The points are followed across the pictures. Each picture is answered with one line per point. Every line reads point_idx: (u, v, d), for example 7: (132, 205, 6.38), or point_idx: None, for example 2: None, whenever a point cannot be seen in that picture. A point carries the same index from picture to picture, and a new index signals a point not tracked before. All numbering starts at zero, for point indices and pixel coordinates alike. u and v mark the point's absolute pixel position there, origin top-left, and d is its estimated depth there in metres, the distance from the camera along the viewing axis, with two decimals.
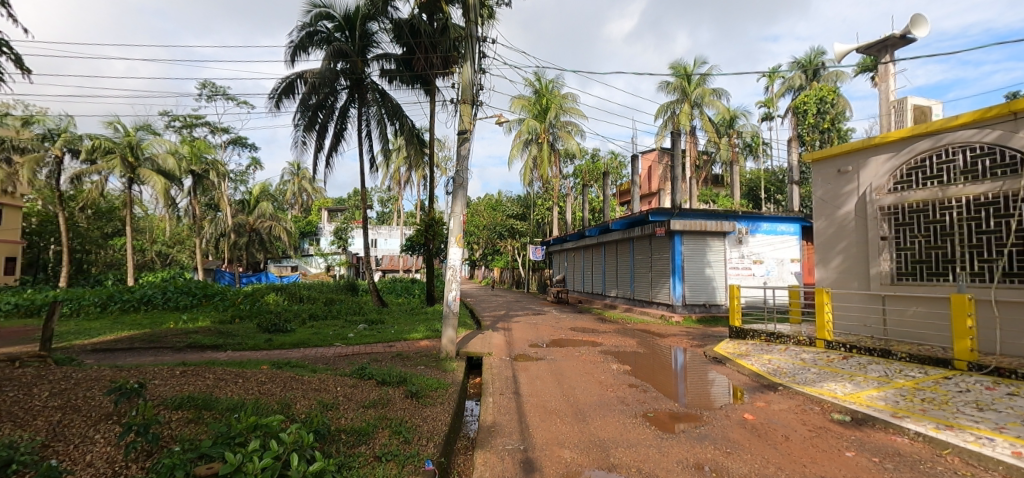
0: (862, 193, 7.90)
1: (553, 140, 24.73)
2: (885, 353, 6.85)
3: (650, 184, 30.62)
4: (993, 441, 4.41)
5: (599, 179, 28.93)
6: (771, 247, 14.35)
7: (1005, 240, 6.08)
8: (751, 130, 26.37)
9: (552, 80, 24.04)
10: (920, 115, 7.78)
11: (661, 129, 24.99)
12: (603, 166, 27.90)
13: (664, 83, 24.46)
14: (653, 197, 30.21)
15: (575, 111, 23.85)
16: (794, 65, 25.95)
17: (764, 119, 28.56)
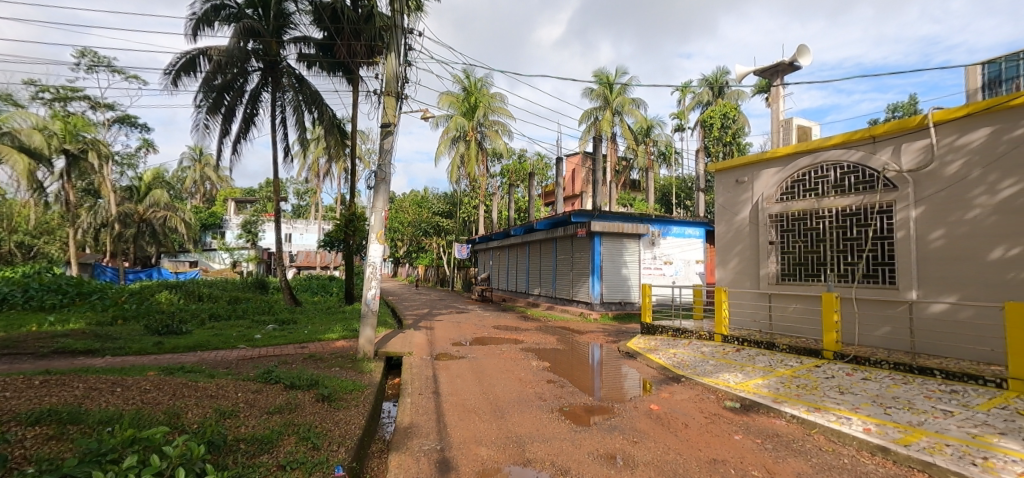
0: (755, 203, 8.75)
1: (480, 139, 24.85)
2: (770, 345, 7.62)
3: (573, 186, 31.79)
4: (850, 420, 5.13)
5: (525, 179, 29.50)
6: (680, 249, 15.48)
7: (864, 246, 7.04)
8: (665, 139, 28.23)
9: (481, 78, 24.08)
10: (803, 134, 8.80)
11: (584, 134, 25.90)
12: (529, 167, 28.51)
13: (587, 89, 25.43)
14: (576, 199, 31.41)
15: (503, 111, 24.06)
16: (703, 81, 28.12)
17: (676, 129, 30.70)
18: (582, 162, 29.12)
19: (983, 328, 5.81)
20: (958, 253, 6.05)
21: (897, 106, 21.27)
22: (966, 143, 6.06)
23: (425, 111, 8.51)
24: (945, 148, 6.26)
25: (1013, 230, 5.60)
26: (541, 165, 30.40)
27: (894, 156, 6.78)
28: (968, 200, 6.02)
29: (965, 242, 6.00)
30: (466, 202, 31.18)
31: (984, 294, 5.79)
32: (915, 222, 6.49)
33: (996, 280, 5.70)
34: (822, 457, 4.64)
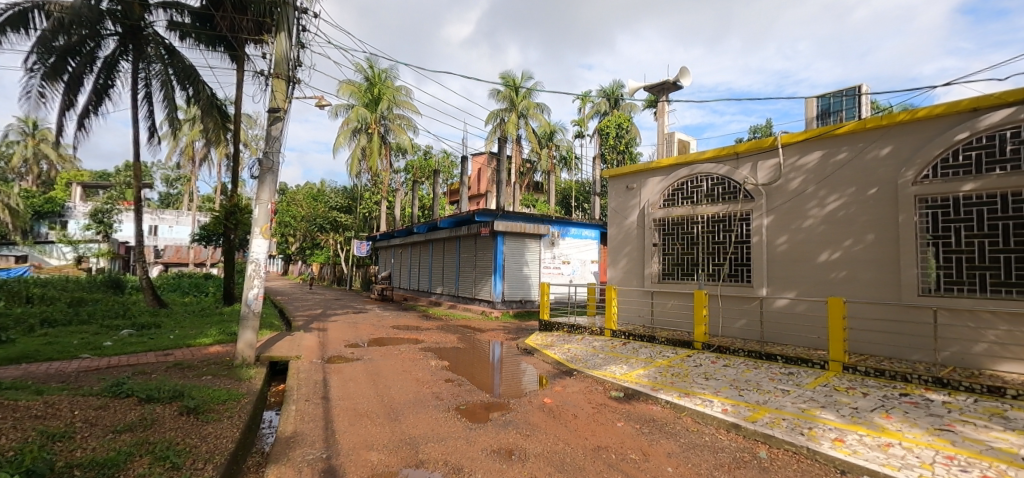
0: (642, 208, 9.51)
1: (383, 132, 24.12)
2: (651, 338, 8.34)
3: (479, 185, 32.08)
4: (712, 402, 5.83)
5: (430, 176, 29.22)
6: (577, 249, 16.32)
7: (728, 249, 8.03)
8: (567, 144, 29.55)
9: (385, 70, 23.35)
10: (683, 147, 9.79)
11: (490, 134, 26.13)
12: (434, 164, 28.42)
13: (494, 90, 25.85)
14: (482, 198, 31.75)
15: (408, 105, 23.53)
16: (601, 92, 29.94)
17: (577, 136, 32.34)
18: (489, 162, 29.44)
19: (813, 319, 6.93)
20: (797, 255, 7.12)
21: (757, 128, 24.60)
22: (804, 163, 7.13)
23: (320, 98, 8.01)
24: (789, 166, 7.32)
25: (834, 238, 6.74)
26: (447, 162, 30.50)
27: (752, 172, 7.80)
28: (804, 210, 7.09)
29: (801, 246, 7.07)
30: (367, 197, 29.79)
31: (815, 290, 6.90)
32: (766, 228, 7.51)
33: (823, 279, 6.82)
34: (691, 438, 5.19)
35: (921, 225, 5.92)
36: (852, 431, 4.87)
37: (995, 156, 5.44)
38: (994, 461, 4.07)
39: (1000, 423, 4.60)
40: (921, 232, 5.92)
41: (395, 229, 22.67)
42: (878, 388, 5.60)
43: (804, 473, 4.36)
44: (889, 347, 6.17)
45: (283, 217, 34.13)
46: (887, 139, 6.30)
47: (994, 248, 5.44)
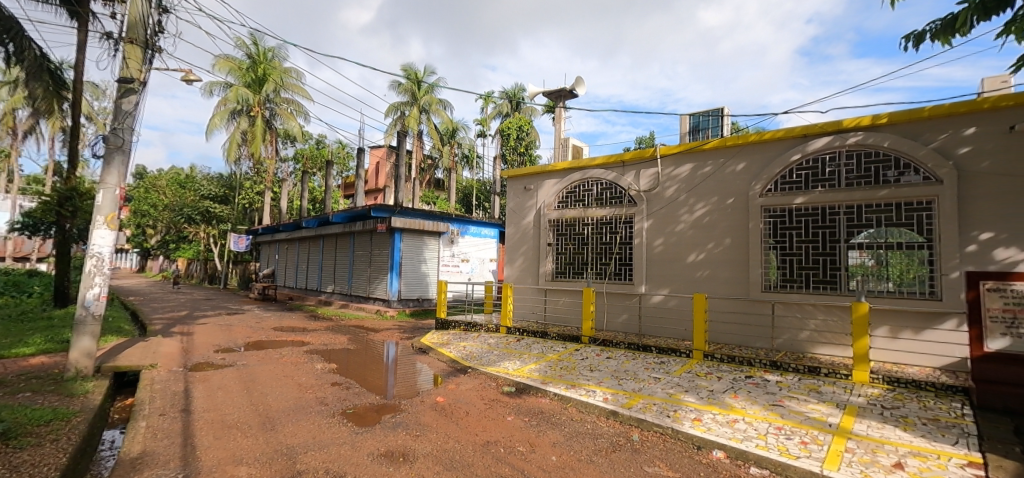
0: (538, 209, 9.88)
1: (269, 116, 22.39)
2: (543, 334, 8.69)
3: (377, 180, 30.87)
4: (595, 392, 6.26)
5: (322, 167, 27.55)
6: (476, 248, 16.41)
7: (615, 249, 8.67)
8: (469, 143, 29.23)
9: (272, 48, 21.59)
10: (577, 153, 10.36)
11: (389, 127, 25.41)
12: (327, 154, 27.19)
13: (395, 82, 25.19)
14: (380, 193, 30.65)
15: (298, 90, 21.92)
16: (503, 93, 30.10)
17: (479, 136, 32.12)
18: (388, 156, 28.40)
19: (682, 313, 7.75)
20: (671, 256, 7.91)
21: (642, 140, 26.91)
22: (678, 173, 7.94)
23: (188, 72, 7.13)
24: (665, 176, 8.09)
25: (700, 242, 7.59)
26: (342, 153, 29.54)
27: (635, 179, 8.50)
28: (677, 216, 7.89)
29: (674, 248, 7.86)
30: (248, 186, 26.96)
31: (683, 287, 7.73)
32: (645, 231, 8.23)
33: (690, 277, 7.65)
34: (573, 426, 5.54)
35: (765, 232, 6.92)
36: (707, 410, 5.55)
37: (819, 176, 6.54)
38: (809, 428, 4.92)
39: (816, 396, 5.56)
40: (765, 237, 6.92)
41: (281, 223, 20.86)
42: (730, 372, 6.45)
43: (668, 451, 4.87)
44: (739, 336, 7.13)
45: (141, 205, 29.63)
46: (742, 156, 7.24)
47: (816, 252, 6.55)
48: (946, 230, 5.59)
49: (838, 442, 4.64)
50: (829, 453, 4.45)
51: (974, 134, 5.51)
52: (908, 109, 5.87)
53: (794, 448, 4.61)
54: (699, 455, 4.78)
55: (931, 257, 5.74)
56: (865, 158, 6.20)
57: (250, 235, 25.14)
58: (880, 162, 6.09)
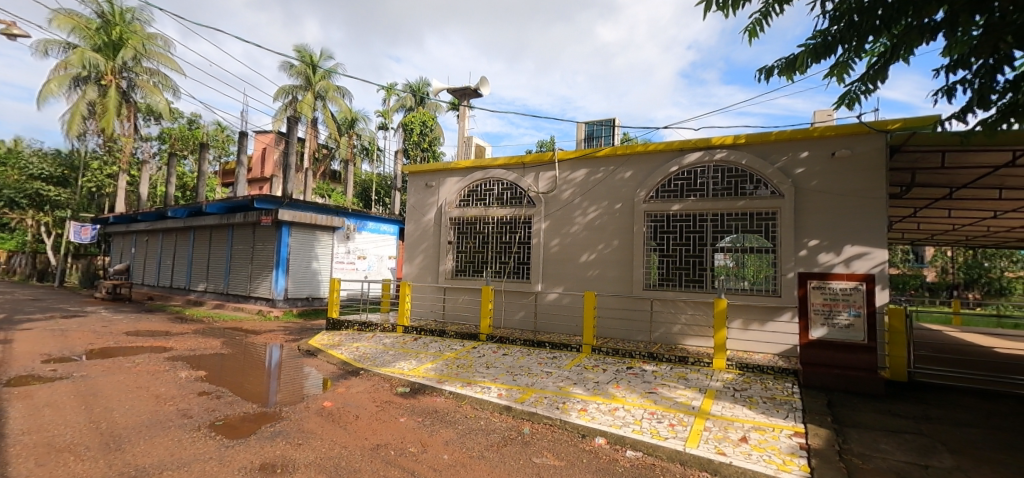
0: (439, 206, 9.77)
1: (126, 88, 19.78)
2: (441, 332, 8.62)
3: (263, 168, 28.27)
4: (489, 389, 6.37)
5: (196, 150, 24.47)
6: (374, 245, 15.64)
7: (514, 249, 8.89)
8: (370, 135, 27.35)
9: (131, 10, 19.05)
10: (480, 152, 10.46)
11: (279, 112, 23.38)
12: (203, 137, 24.28)
13: (286, 63, 23.29)
14: (267, 183, 28.13)
15: (165, 59, 19.07)
16: (407, 87, 28.98)
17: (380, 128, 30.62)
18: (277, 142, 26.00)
19: (575, 309, 8.21)
20: (565, 256, 8.32)
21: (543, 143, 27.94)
22: (574, 177, 8.37)
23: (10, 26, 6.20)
24: (562, 179, 8.50)
25: (592, 243, 8.09)
26: (222, 136, 26.56)
27: (535, 181, 8.81)
28: (572, 218, 8.32)
29: (569, 248, 8.28)
30: (96, 167, 22.99)
31: (576, 285, 8.17)
32: (543, 232, 8.56)
33: (582, 276, 8.12)
34: (465, 423, 5.57)
35: (647, 235, 7.58)
36: (592, 400, 5.94)
37: (692, 186, 7.33)
38: (677, 412, 5.51)
39: (683, 383, 6.23)
40: (647, 240, 7.59)
41: (139, 212, 18.12)
42: (614, 364, 6.96)
43: (555, 441, 5.12)
44: (623, 330, 7.74)
45: None
46: (630, 165, 7.86)
47: (688, 254, 7.33)
48: (785, 237, 6.57)
49: (699, 422, 5.26)
50: (691, 433, 5.02)
51: (807, 157, 6.55)
52: (760, 133, 6.81)
53: (663, 430, 5.13)
54: (583, 442, 5.10)
55: (775, 260, 6.71)
56: (727, 173, 7.08)
57: (100, 224, 21.48)
58: (739, 177, 7.00)
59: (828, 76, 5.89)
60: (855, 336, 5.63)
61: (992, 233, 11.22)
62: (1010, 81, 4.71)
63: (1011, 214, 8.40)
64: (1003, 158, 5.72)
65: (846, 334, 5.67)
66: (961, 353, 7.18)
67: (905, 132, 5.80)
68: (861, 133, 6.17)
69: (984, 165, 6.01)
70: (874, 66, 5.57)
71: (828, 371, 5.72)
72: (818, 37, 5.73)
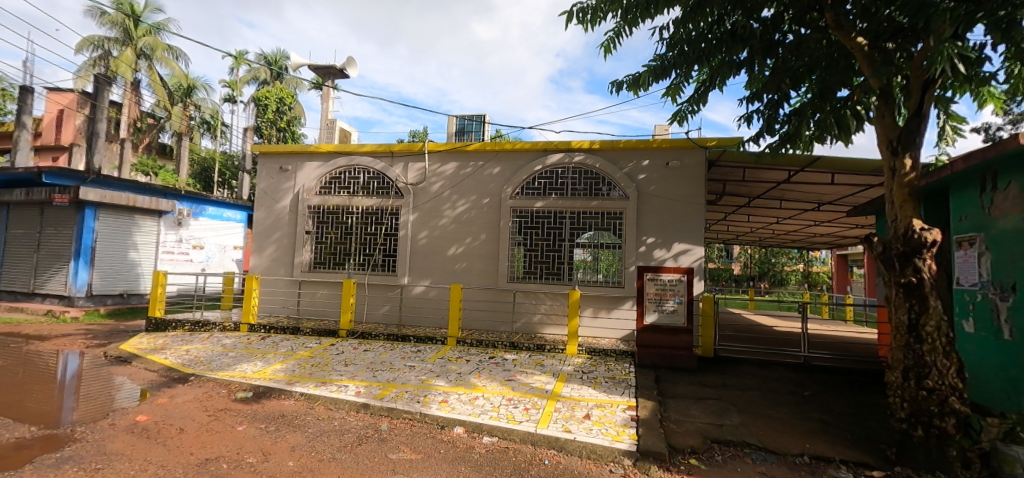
0: (296, 192, 8.99)
1: None
2: (295, 330, 7.97)
3: (60, 134, 22.82)
4: (347, 387, 6.05)
5: None
6: (214, 232, 14.12)
7: (379, 240, 8.56)
8: (212, 107, 24.04)
9: None
10: (344, 137, 9.88)
11: (83, 68, 19.11)
12: None
13: (95, 9, 19.09)
14: (65, 153, 22.70)
15: None
16: (261, 57, 25.65)
17: (226, 99, 26.90)
18: (80, 105, 21.07)
19: (441, 302, 8.24)
20: (433, 248, 8.27)
21: (416, 134, 27.31)
22: (443, 170, 8.36)
23: None
24: (431, 172, 8.42)
25: (460, 236, 8.17)
26: None
27: (403, 171, 8.57)
28: (441, 211, 8.30)
29: (437, 241, 8.26)
30: None
31: (443, 278, 8.19)
32: (411, 224, 8.40)
33: (450, 269, 8.17)
34: (316, 425, 5.20)
35: (513, 229, 7.93)
36: (453, 391, 6.01)
37: (553, 185, 7.84)
38: (531, 396, 5.86)
39: (539, 369, 6.66)
40: (513, 235, 7.93)
41: None
42: (477, 354, 7.14)
43: (414, 435, 5.06)
44: (487, 321, 8.01)
45: None
46: (498, 161, 8.11)
47: (549, 248, 7.83)
48: (629, 235, 7.41)
49: (550, 404, 5.68)
50: (542, 415, 5.39)
51: (648, 165, 7.45)
52: (611, 140, 7.55)
53: (518, 414, 5.42)
54: (442, 433, 5.12)
55: (621, 254, 7.53)
56: (584, 174, 7.72)
57: None
58: (593, 179, 7.69)
59: (664, 97, 6.73)
60: (677, 320, 6.60)
61: (775, 235, 14.10)
62: (787, 115, 5.93)
63: (788, 220, 10.65)
64: (784, 176, 7.19)
65: (671, 319, 6.61)
66: (750, 330, 8.92)
67: (719, 149, 6.94)
68: (688, 147, 7.22)
69: (771, 180, 7.49)
70: (698, 92, 6.52)
71: (656, 351, 6.61)
72: (657, 60, 6.48)
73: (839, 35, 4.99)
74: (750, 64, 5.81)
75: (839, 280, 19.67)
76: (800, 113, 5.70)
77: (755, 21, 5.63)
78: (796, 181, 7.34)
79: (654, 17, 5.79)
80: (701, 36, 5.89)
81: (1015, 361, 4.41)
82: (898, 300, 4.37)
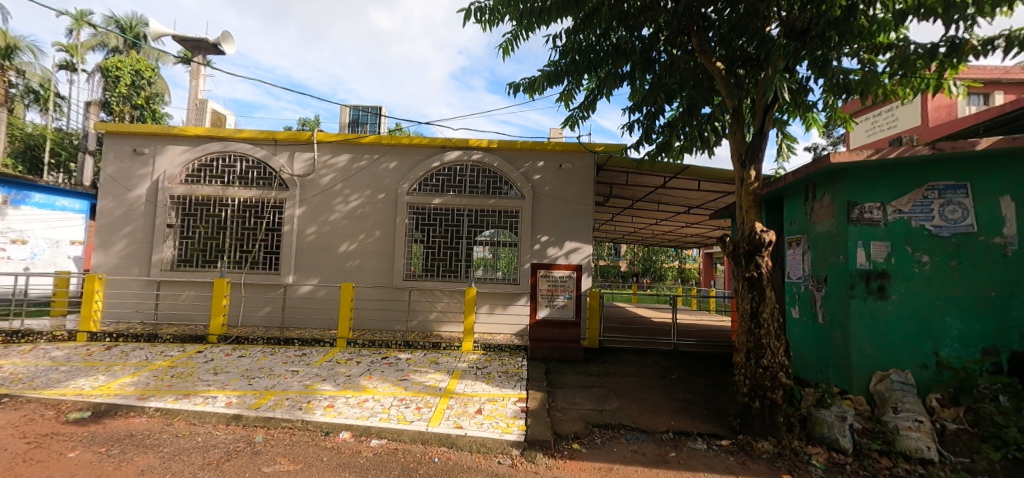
0: (155, 179, 7.89)
1: None
2: (151, 337, 7.01)
3: None
4: (215, 398, 5.45)
5: None
6: (43, 224, 11.94)
7: (258, 236, 7.84)
8: (42, 73, 20.23)
9: None
10: (217, 120, 8.89)
11: None
12: None
13: None
14: None
15: None
16: (112, 20, 21.98)
17: (60, 66, 22.61)
18: None
19: (330, 302, 7.80)
20: (322, 245, 7.78)
21: (307, 122, 25.52)
22: (334, 162, 7.91)
23: None
24: (321, 163, 7.92)
25: (352, 232, 7.79)
26: None
27: (288, 161, 7.95)
28: (331, 205, 7.85)
29: (326, 237, 7.78)
30: None
31: (333, 277, 7.76)
32: (296, 218, 7.82)
33: (340, 267, 7.76)
34: (174, 443, 4.61)
35: (410, 226, 7.76)
36: (341, 395, 5.72)
37: (452, 182, 7.82)
38: (424, 395, 5.79)
39: (434, 367, 6.61)
40: (409, 231, 7.76)
41: None
42: (368, 355, 6.87)
43: (293, 445, 4.71)
44: (380, 321, 7.76)
45: None
46: (394, 155, 7.87)
47: (446, 246, 7.78)
48: (524, 233, 7.65)
49: (442, 401, 5.66)
50: (433, 413, 5.35)
51: (542, 166, 7.76)
52: (509, 140, 7.73)
53: (409, 414, 5.31)
54: (326, 440, 4.83)
55: (516, 252, 7.75)
56: (483, 173, 7.83)
57: None
58: (491, 178, 7.83)
59: (558, 101, 7.05)
60: (566, 314, 6.96)
61: (654, 235, 15.57)
62: (662, 126, 6.56)
63: (665, 221, 11.80)
64: (661, 181, 7.95)
65: (561, 313, 6.96)
66: (630, 322, 9.75)
67: (606, 154, 7.46)
68: (579, 151, 7.66)
69: (650, 185, 8.24)
70: (587, 99, 6.93)
71: (547, 344, 6.92)
72: (551, 66, 6.76)
73: (703, 58, 5.64)
74: (631, 77, 6.31)
75: (705, 275, 22.34)
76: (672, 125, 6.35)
77: (636, 38, 6.12)
78: (670, 187, 8.17)
79: (547, 24, 5.95)
80: (591, 47, 6.27)
81: (825, 340, 5.38)
82: (743, 292, 5.02)
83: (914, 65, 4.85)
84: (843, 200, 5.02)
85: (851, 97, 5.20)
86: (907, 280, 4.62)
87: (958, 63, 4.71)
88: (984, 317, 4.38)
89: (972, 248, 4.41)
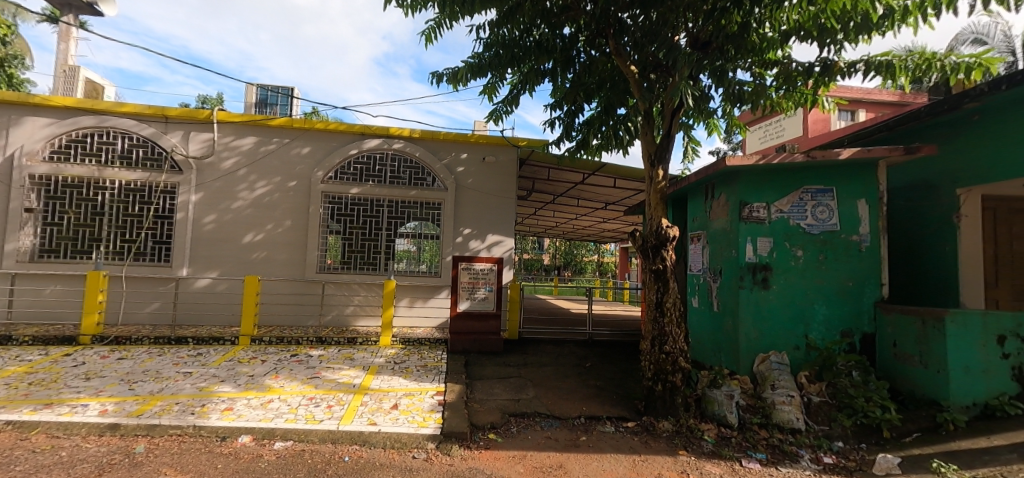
0: (9, 155, 6.78)
1: None
2: (3, 340, 6.05)
3: None
4: (85, 407, 4.80)
5: None
6: None
7: (144, 224, 7.02)
8: None
9: None
10: (93, 90, 7.80)
11: None
12: None
13: None
14: None
15: None
16: None
17: None
18: None
19: (232, 297, 7.22)
20: (222, 235, 7.16)
21: (207, 101, 23.22)
22: (238, 144, 7.28)
23: None
24: (222, 145, 7.26)
25: (260, 221, 7.25)
26: None
27: (182, 141, 7.18)
28: (234, 192, 7.24)
29: (228, 227, 7.18)
30: None
31: (235, 270, 7.17)
32: (192, 205, 7.12)
33: (245, 258, 7.20)
34: (30, 459, 3.99)
35: (324, 216, 7.37)
36: (242, 397, 5.29)
37: (371, 171, 7.53)
38: (336, 392, 5.53)
39: (348, 363, 6.33)
40: (324, 221, 7.37)
41: None
42: (275, 353, 6.44)
43: (182, 453, 4.28)
44: (290, 316, 7.32)
45: None
46: (308, 140, 7.41)
47: (364, 237, 7.48)
48: (446, 225, 7.56)
49: (356, 398, 5.45)
50: (345, 410, 5.13)
51: (466, 158, 7.71)
52: (431, 130, 7.59)
53: (319, 413, 5.06)
54: (221, 446, 4.44)
55: (438, 245, 7.64)
56: (404, 162, 7.62)
57: None
58: (414, 169, 7.64)
59: (483, 94, 7.02)
60: (487, 307, 7.00)
61: (574, 230, 16.17)
62: (581, 124, 6.79)
63: (584, 217, 12.29)
64: (580, 177, 8.24)
65: (482, 305, 6.98)
66: (550, 313, 10.05)
67: (528, 149, 7.57)
68: (502, 144, 7.70)
69: (571, 181, 8.52)
70: (511, 93, 6.97)
71: (468, 337, 6.94)
72: (475, 58, 6.69)
73: (619, 61, 5.90)
74: (552, 74, 6.45)
75: (621, 268, 23.65)
76: (590, 124, 6.59)
77: (558, 36, 6.28)
78: (589, 183, 8.50)
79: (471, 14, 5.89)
80: (514, 41, 6.30)
81: (719, 327, 5.90)
82: (650, 283, 5.34)
83: (795, 81, 5.45)
84: (735, 200, 5.47)
85: (745, 107, 5.72)
86: (785, 271, 5.19)
87: (829, 82, 5.36)
88: (844, 303, 5.08)
89: (835, 245, 5.10)
